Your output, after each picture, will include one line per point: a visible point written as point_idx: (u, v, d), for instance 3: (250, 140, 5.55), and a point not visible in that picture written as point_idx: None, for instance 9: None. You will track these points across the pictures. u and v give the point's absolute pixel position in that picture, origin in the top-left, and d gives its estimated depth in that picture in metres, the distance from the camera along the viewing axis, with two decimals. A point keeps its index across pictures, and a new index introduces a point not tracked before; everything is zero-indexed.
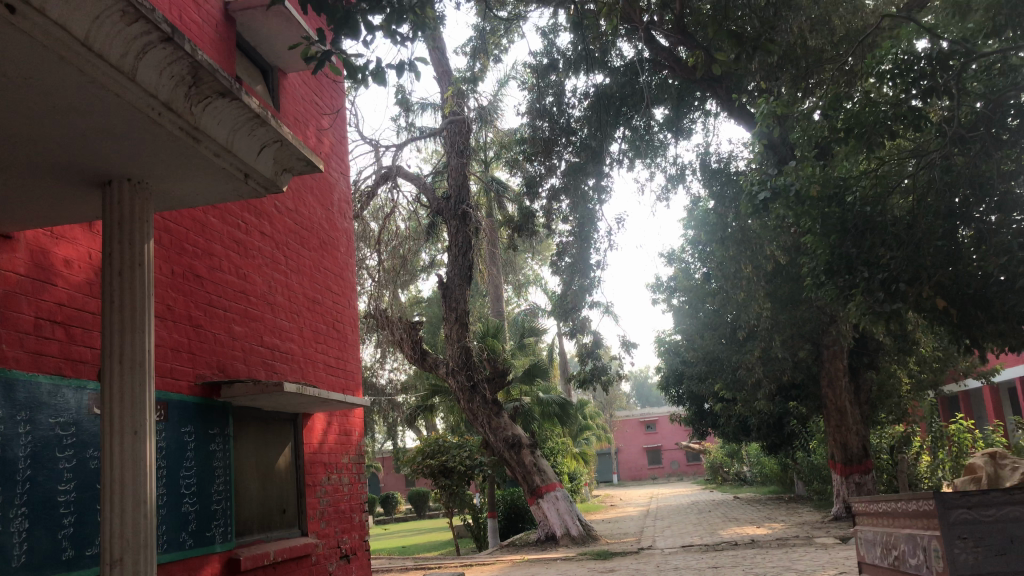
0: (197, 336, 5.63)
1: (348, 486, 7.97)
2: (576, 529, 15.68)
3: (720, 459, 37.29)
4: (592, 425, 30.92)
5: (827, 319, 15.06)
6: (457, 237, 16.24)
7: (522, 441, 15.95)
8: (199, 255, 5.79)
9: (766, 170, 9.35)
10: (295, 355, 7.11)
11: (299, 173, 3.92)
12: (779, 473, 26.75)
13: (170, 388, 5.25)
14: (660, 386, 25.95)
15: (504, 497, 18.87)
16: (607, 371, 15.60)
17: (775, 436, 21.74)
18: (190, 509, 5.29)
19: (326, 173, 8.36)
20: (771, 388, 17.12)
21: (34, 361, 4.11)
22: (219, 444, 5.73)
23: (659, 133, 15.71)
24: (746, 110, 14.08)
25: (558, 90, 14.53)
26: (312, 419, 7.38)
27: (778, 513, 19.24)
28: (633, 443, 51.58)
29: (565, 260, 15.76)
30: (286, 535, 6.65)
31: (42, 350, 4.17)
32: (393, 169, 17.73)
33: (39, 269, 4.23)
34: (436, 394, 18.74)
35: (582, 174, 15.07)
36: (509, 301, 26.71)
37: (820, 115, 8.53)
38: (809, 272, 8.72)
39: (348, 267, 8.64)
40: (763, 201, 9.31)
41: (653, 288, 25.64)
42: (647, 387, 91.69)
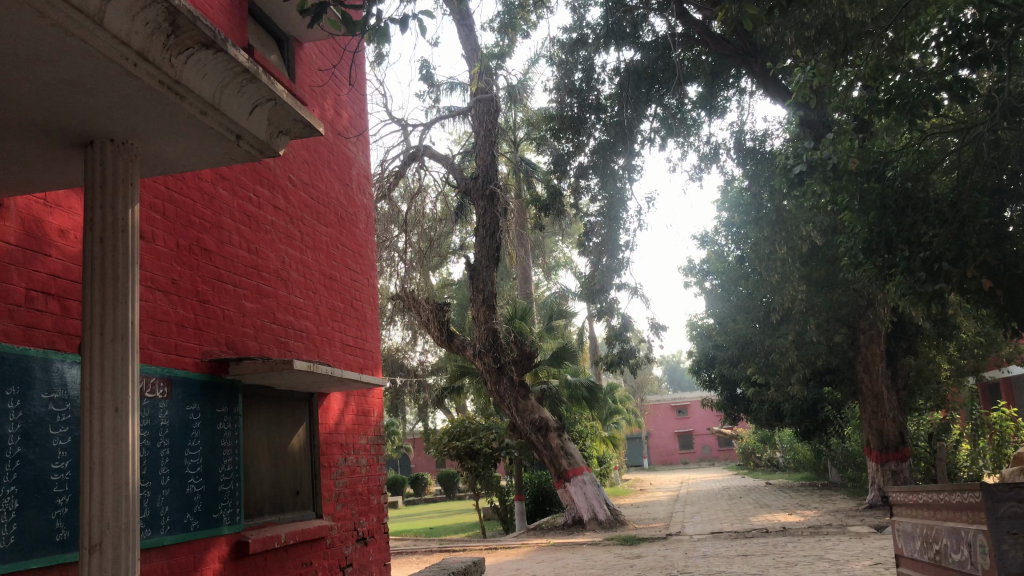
0: (205, 312, 5.44)
1: (367, 468, 7.79)
2: (603, 513, 15.41)
3: (753, 445, 36.83)
4: (622, 409, 30.65)
5: (864, 302, 14.64)
6: (484, 218, 15.94)
7: (549, 424, 15.71)
8: (207, 228, 5.59)
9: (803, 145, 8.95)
10: (310, 333, 6.92)
11: (299, 137, 3.68)
12: (813, 460, 26.28)
13: (175, 365, 5.08)
14: (691, 370, 25.57)
15: (531, 480, 18.67)
16: (636, 354, 15.30)
17: (809, 422, 21.32)
18: (195, 490, 5.11)
19: (345, 147, 8.14)
20: (806, 373, 16.69)
21: (25, 335, 3.93)
22: (227, 424, 5.55)
23: (692, 111, 15.32)
24: (782, 86, 13.64)
25: (587, 65, 14.22)
26: (329, 399, 7.20)
27: (811, 500, 18.86)
28: (664, 428, 51.21)
29: (594, 240, 15.42)
30: (299, 517, 6.48)
31: (33, 322, 3.98)
32: (421, 148, 17.50)
33: (31, 239, 4.04)
34: (464, 376, 18.58)
35: (612, 152, 14.72)
36: (538, 283, 26.47)
37: (860, 87, 8.14)
38: (846, 252, 8.36)
39: (367, 244, 8.43)
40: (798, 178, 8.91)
41: (686, 271, 25.24)
42: (680, 372, 91.19)
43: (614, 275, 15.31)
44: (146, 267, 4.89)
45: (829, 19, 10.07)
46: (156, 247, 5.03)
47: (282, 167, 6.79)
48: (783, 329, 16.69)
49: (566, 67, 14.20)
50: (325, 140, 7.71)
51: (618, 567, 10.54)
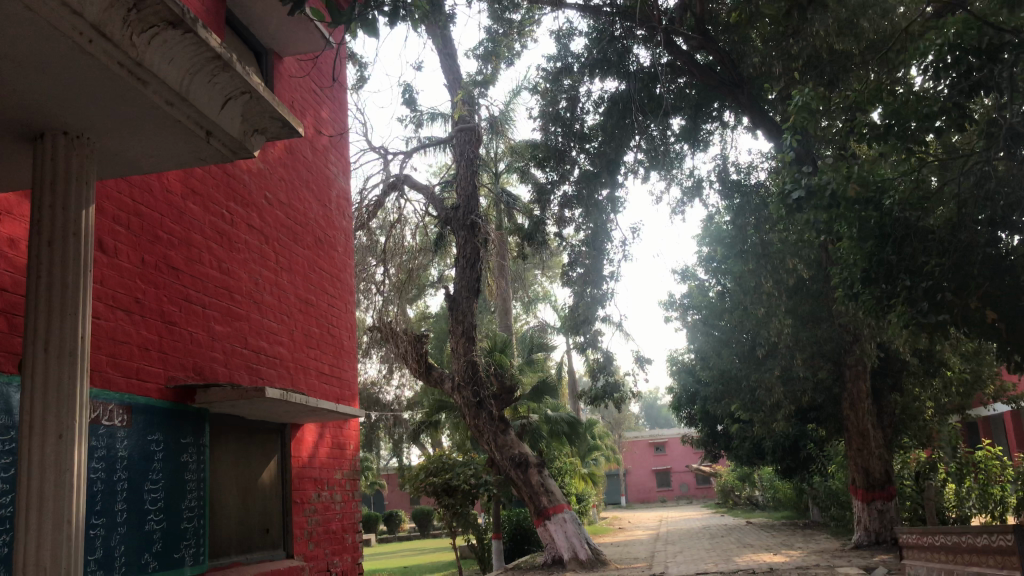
0: (170, 335, 5.05)
1: (341, 504, 7.35)
2: (584, 553, 14.88)
3: (732, 483, 36.54)
4: (600, 445, 30.21)
5: (850, 337, 14.43)
6: (465, 249, 15.59)
7: (530, 460, 15.26)
8: (175, 244, 5.22)
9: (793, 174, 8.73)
10: (284, 360, 6.53)
11: (276, 137, 3.36)
12: (794, 498, 25.96)
13: (136, 391, 4.67)
14: (672, 406, 25.22)
15: (509, 518, 18.16)
16: (620, 389, 14.96)
17: (790, 460, 21.00)
18: (155, 528, 4.68)
19: (325, 167, 7.82)
20: (791, 409, 16.40)
21: None
22: (192, 456, 5.13)
23: (676, 144, 15.16)
24: (769, 118, 13.51)
25: (572, 94, 14.06)
26: (303, 430, 6.79)
27: (794, 540, 18.48)
28: (642, 464, 50.75)
29: (577, 271, 15.11)
30: (269, 557, 6.04)
31: None
32: (401, 178, 17.20)
33: None
34: (441, 410, 18.12)
35: (596, 183, 14.47)
36: (517, 317, 26.14)
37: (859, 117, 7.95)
38: (841, 281, 8.11)
39: (346, 268, 8.08)
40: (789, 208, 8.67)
41: (666, 306, 25.05)
42: (657, 409, 91.21)
43: (598, 307, 14.98)
44: (106, 284, 4.52)
45: (817, 51, 9.94)
46: (119, 263, 4.65)
47: (258, 184, 6.44)
48: (768, 364, 16.44)
49: (551, 96, 14.06)
50: (304, 158, 7.39)
51: None
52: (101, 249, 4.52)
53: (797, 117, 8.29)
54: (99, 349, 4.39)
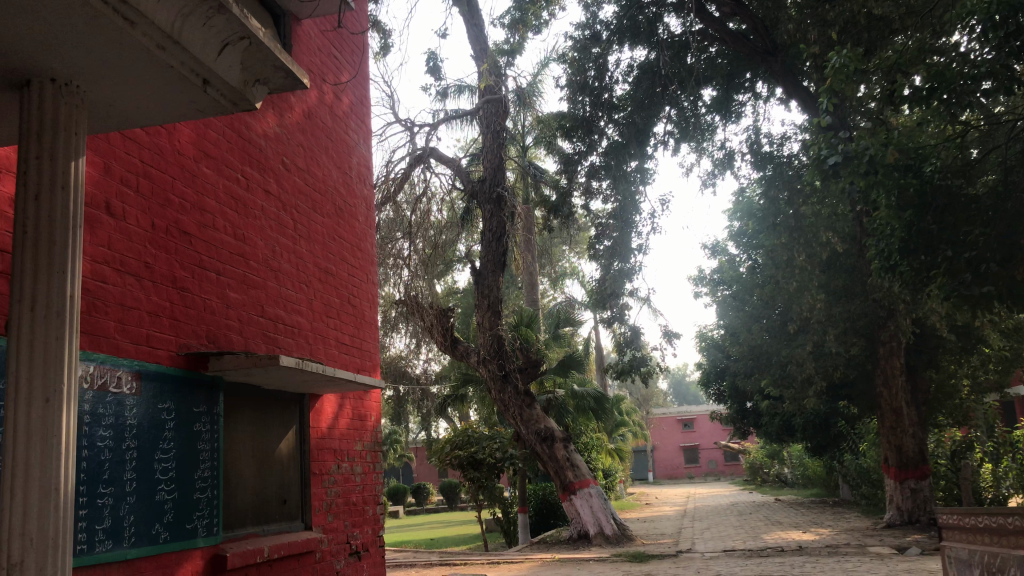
0: (182, 301, 4.92)
1: (362, 476, 7.23)
2: (610, 528, 14.73)
3: (761, 460, 36.27)
4: (628, 421, 30.02)
5: (884, 313, 14.09)
6: (491, 222, 15.40)
7: (555, 435, 15.10)
8: (187, 208, 5.08)
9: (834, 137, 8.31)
10: (303, 329, 6.40)
11: (279, 88, 3.21)
12: (824, 476, 25.63)
13: (147, 358, 4.56)
14: (701, 382, 24.95)
15: (535, 493, 18.06)
16: (647, 363, 14.71)
17: (821, 437, 20.69)
18: (166, 498, 4.58)
19: (345, 134, 7.64)
20: (822, 386, 16.06)
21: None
22: (204, 425, 5.02)
23: (706, 115, 14.82)
24: (802, 87, 13.13)
25: (600, 63, 13.77)
26: (322, 401, 6.68)
27: (824, 518, 18.22)
28: (670, 441, 50.52)
29: (604, 244, 14.82)
30: (287, 529, 5.94)
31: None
32: (427, 150, 17.01)
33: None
34: (467, 384, 18.02)
35: (625, 155, 14.17)
36: (545, 293, 25.94)
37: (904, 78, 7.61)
38: (877, 253, 7.84)
39: (367, 238, 7.92)
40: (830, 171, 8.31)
41: (696, 281, 24.73)
42: (685, 386, 90.91)
43: (626, 280, 14.68)
44: (114, 247, 4.39)
45: (854, 16, 9.58)
46: (127, 226, 4.51)
47: (275, 149, 6.28)
48: (800, 340, 16.11)
49: (578, 65, 13.78)
50: (323, 124, 7.22)
51: None
52: (109, 211, 4.38)
53: (833, 82, 7.96)
54: (106, 314, 4.27)
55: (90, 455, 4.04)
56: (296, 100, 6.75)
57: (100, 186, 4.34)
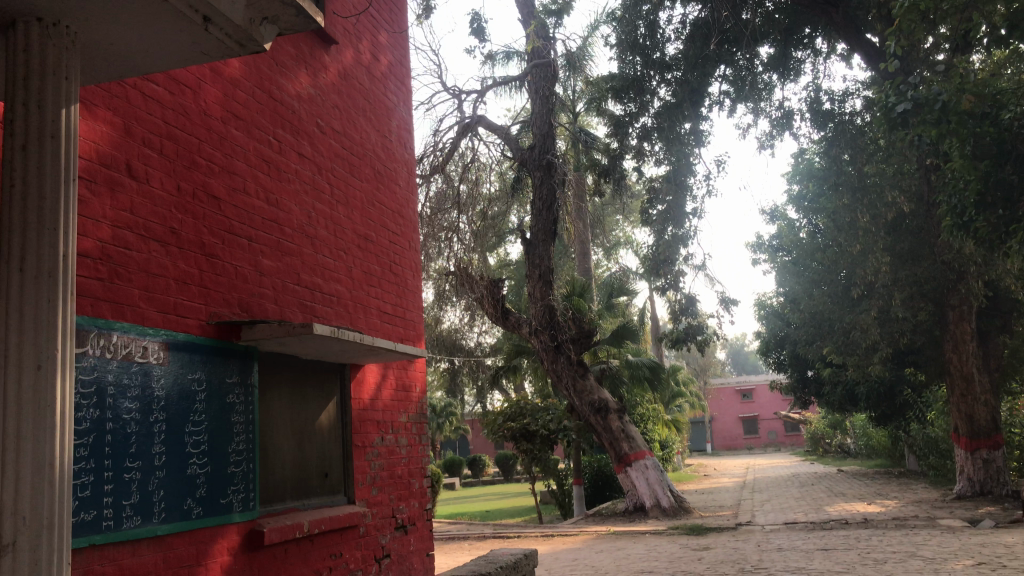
0: (212, 269, 4.73)
1: (407, 448, 7.04)
2: (667, 501, 14.40)
3: (822, 430, 35.55)
4: (685, 391, 29.55)
5: (954, 276, 13.41)
6: (541, 190, 15.04)
7: (610, 406, 14.77)
8: (215, 172, 4.86)
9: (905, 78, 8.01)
10: (342, 298, 6.19)
11: (290, 27, 2.94)
12: (888, 446, 24.89)
13: (174, 328, 4.38)
14: (760, 352, 24.36)
15: (591, 464, 17.81)
16: (704, 331, 14.25)
17: (885, 406, 20.03)
18: (198, 472, 4.42)
19: (383, 96, 7.38)
20: (888, 353, 15.41)
21: None
22: (238, 397, 4.85)
23: (764, 74, 14.22)
24: (867, 41, 12.44)
25: (651, 20, 13.30)
26: (364, 371, 6.48)
27: (889, 489, 17.62)
28: (728, 411, 49.80)
29: (658, 209, 14.33)
30: (329, 502, 5.78)
31: None
32: (476, 119, 16.71)
33: None
34: (520, 355, 17.78)
35: (679, 115, 13.71)
36: (598, 263, 25.53)
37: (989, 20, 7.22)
38: (951, 209, 8.04)
39: (408, 203, 7.67)
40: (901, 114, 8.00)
41: (754, 247, 24.09)
42: (743, 356, 89.74)
43: (680, 245, 14.20)
44: (138, 212, 4.19)
45: None
46: (152, 190, 4.31)
47: (308, 110, 6.04)
48: (865, 305, 15.50)
49: (627, 23, 13.30)
50: (360, 85, 6.96)
51: (686, 559, 9.64)
52: (131, 173, 4.18)
53: (902, 23, 7.37)
54: (130, 281, 4.08)
55: (115, 429, 3.87)
56: (331, 59, 6.49)
57: (122, 147, 4.13)
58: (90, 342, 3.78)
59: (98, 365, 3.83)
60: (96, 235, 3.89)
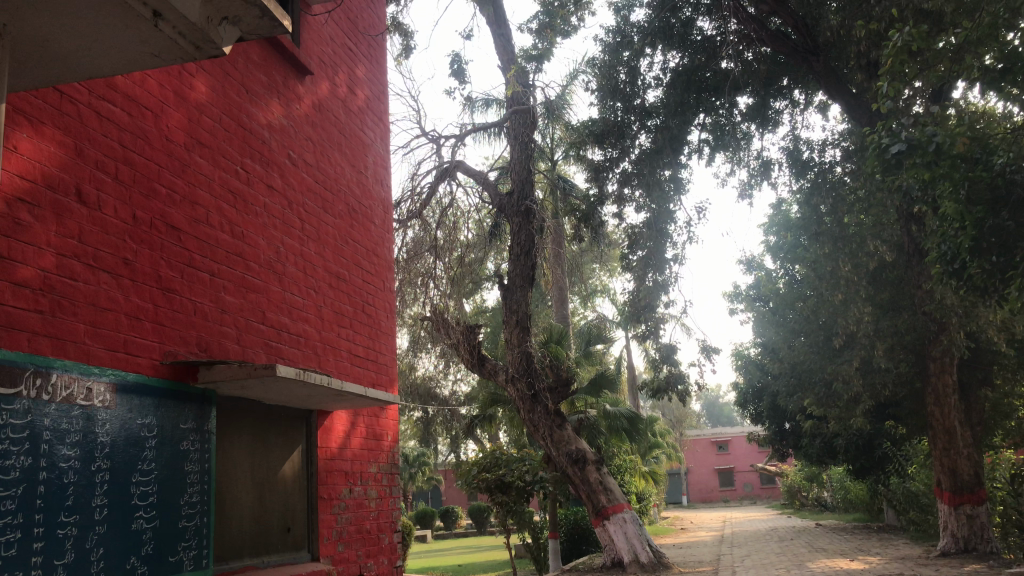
0: (168, 304, 4.37)
1: (377, 501, 6.62)
2: (646, 556, 13.70)
3: (799, 483, 35.28)
4: (661, 442, 29.13)
5: (935, 327, 13.29)
6: (519, 236, 14.76)
7: (587, 456, 14.29)
8: (176, 201, 4.53)
9: (898, 121, 8.09)
10: (310, 340, 5.84)
11: (255, 31, 2.68)
12: (866, 500, 24.61)
13: (124, 368, 4.01)
14: (738, 403, 24.11)
15: (567, 517, 17.31)
16: (684, 381, 13.91)
17: (865, 459, 19.74)
18: (145, 527, 4.01)
19: (360, 131, 7.11)
20: (869, 405, 15.22)
21: None
22: (193, 445, 4.46)
23: (743, 124, 14.16)
24: (847, 91, 12.38)
25: (632, 66, 13.28)
26: (332, 417, 6.10)
27: (870, 545, 17.26)
28: (704, 463, 49.40)
29: (638, 255, 14.10)
30: (291, 560, 5.36)
31: None
32: (454, 165, 16.54)
33: None
34: (496, 404, 17.35)
35: (659, 161, 13.59)
36: (575, 312, 25.30)
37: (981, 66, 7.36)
38: (941, 256, 8.09)
39: (383, 242, 7.36)
40: (895, 155, 8.05)
41: (731, 297, 23.99)
42: (717, 407, 89.60)
43: (661, 292, 13.96)
44: (87, 240, 3.84)
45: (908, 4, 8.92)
46: (104, 217, 3.97)
47: (279, 141, 5.75)
48: (846, 355, 15.33)
49: (608, 69, 13.26)
50: (336, 118, 6.69)
51: None
52: (81, 199, 3.83)
53: (893, 63, 7.63)
54: (75, 315, 3.72)
55: (49, 478, 3.48)
56: (305, 90, 6.23)
57: (73, 170, 3.80)
58: (25, 381, 3.40)
59: (33, 408, 3.45)
60: (39, 264, 3.54)
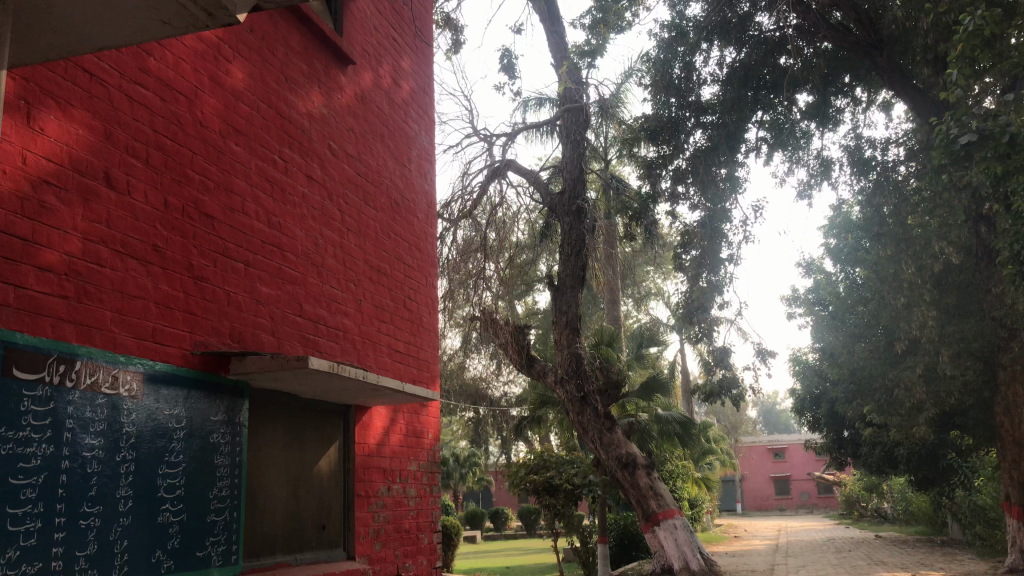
0: (201, 293, 4.28)
1: (416, 500, 6.48)
2: (697, 563, 13.20)
3: (858, 493, 34.35)
4: (715, 448, 28.58)
5: (1006, 333, 12.71)
6: (570, 235, 14.51)
7: (638, 461, 13.93)
8: (210, 188, 4.45)
9: (969, 110, 7.72)
10: (349, 334, 5.73)
11: None
12: (928, 512, 23.79)
13: (152, 357, 3.92)
14: (795, 410, 23.51)
15: (617, 522, 17.00)
16: (739, 385, 13.49)
17: (928, 470, 19.04)
18: (171, 520, 3.92)
19: (404, 123, 7.00)
20: (934, 413, 14.64)
21: None
22: (223, 438, 4.36)
23: (802, 122, 13.72)
24: (913, 86, 11.91)
25: (687, 61, 12.99)
26: (371, 414, 5.98)
27: (934, 559, 16.58)
28: (759, 471, 48.48)
29: (691, 255, 13.76)
30: (326, 558, 5.24)
31: None
32: (505, 164, 16.41)
33: None
34: (546, 406, 17.16)
35: (714, 158, 13.25)
36: (628, 314, 24.98)
37: None
38: (1014, 254, 7.67)
39: (427, 237, 7.24)
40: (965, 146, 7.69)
41: (789, 301, 23.43)
42: (773, 414, 88.05)
43: (716, 293, 13.60)
44: (115, 226, 3.77)
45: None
46: (134, 203, 3.89)
47: (320, 131, 5.66)
48: (909, 361, 14.78)
49: (664, 64, 12.98)
50: (379, 110, 6.59)
51: None
52: (109, 183, 3.76)
53: (965, 48, 7.33)
54: (102, 301, 3.64)
55: (71, 468, 3.38)
56: (347, 80, 6.13)
57: (101, 153, 3.73)
58: (48, 367, 3.32)
59: (56, 395, 3.36)
60: (64, 248, 3.46)
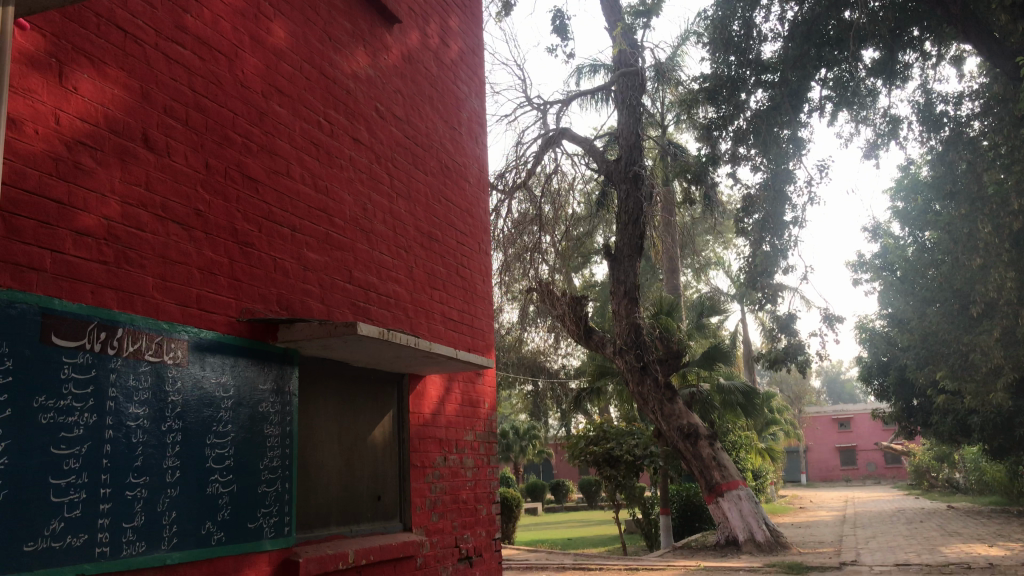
0: (245, 259, 4.15)
1: (473, 471, 6.34)
2: (762, 535, 13.15)
3: (928, 463, 33.47)
4: (779, 419, 28.04)
5: None
6: (627, 203, 14.13)
7: (700, 431, 13.66)
8: (252, 150, 4.31)
9: None
10: (401, 302, 5.58)
11: None
12: (1003, 483, 23.01)
13: (197, 325, 3.80)
14: (861, 378, 22.90)
15: (679, 493, 16.75)
16: (804, 352, 13.05)
17: (1003, 438, 18.32)
18: (220, 491, 3.82)
19: (454, 85, 6.79)
20: (1012, 378, 14.03)
21: None
22: (272, 407, 4.25)
23: (868, 79, 13.06)
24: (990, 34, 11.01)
25: (747, 18, 12.46)
26: (425, 383, 5.83)
27: (1012, 530, 15.98)
28: (824, 441, 47.60)
29: (753, 219, 13.30)
30: (381, 529, 5.13)
31: None
32: (559, 133, 16.09)
33: None
34: (605, 377, 16.91)
35: (776, 118, 12.73)
36: (687, 284, 24.53)
37: None
38: None
39: (479, 203, 7.03)
40: None
41: (855, 266, 22.73)
42: (837, 382, 86.45)
43: (780, 258, 13.15)
44: (155, 188, 3.64)
45: None
46: (173, 165, 3.77)
47: (366, 93, 5.48)
48: (985, 325, 14.18)
49: (722, 21, 12.49)
50: (427, 71, 6.38)
51: None
52: (148, 144, 3.63)
53: None
54: (143, 268, 3.53)
55: (115, 438, 3.28)
56: (393, 40, 5.94)
57: (138, 114, 3.60)
58: (88, 334, 3.21)
59: (97, 363, 3.25)
60: (102, 211, 3.34)
